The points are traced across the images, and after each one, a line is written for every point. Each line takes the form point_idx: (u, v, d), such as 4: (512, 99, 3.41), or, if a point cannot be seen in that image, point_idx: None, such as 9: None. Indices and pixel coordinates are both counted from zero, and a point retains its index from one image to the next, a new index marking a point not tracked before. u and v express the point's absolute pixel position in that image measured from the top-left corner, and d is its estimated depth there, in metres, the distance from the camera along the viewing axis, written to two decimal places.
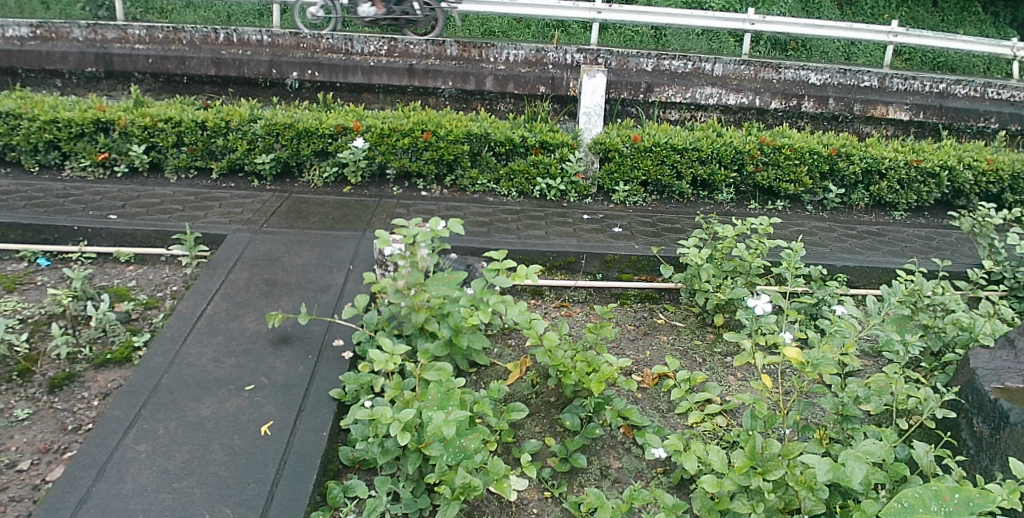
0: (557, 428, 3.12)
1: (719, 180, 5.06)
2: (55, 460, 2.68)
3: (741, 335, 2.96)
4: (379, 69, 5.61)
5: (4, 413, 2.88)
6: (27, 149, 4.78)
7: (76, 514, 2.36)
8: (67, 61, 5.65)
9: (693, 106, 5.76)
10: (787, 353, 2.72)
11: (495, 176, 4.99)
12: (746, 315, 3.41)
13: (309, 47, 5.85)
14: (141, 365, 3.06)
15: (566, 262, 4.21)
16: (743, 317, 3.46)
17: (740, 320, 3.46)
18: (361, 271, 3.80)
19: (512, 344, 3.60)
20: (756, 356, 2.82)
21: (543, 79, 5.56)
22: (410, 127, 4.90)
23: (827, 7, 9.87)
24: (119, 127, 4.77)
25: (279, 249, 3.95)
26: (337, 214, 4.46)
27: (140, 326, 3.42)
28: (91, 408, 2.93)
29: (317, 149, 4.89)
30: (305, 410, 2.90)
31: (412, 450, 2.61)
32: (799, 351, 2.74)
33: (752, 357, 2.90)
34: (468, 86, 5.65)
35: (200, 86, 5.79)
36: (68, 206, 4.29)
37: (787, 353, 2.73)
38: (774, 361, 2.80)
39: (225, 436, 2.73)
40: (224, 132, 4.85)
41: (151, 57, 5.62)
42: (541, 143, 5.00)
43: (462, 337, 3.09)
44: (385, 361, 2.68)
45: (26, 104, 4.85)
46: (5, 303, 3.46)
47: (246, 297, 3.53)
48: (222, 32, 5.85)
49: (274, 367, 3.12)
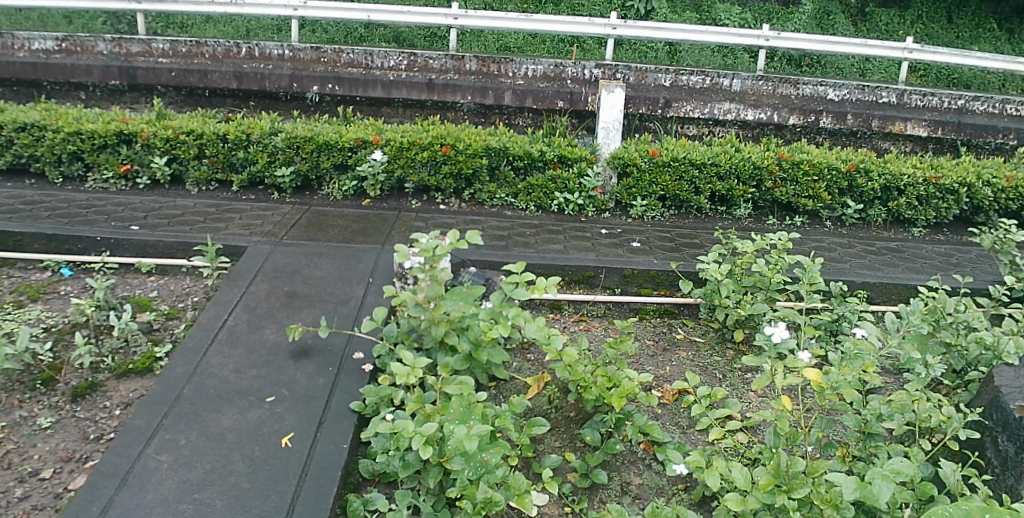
0: (577, 443, 3.12)
1: (737, 195, 5.05)
2: (77, 469, 2.69)
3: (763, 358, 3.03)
4: (399, 83, 5.64)
5: (27, 421, 2.90)
6: (52, 160, 4.83)
7: None
8: (91, 74, 5.72)
9: (711, 121, 5.76)
10: (808, 374, 2.76)
11: (514, 190, 4.98)
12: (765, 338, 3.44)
13: (330, 61, 5.94)
14: (163, 376, 3.08)
15: (585, 276, 4.21)
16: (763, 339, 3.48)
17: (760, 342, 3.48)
18: (381, 284, 3.80)
19: (532, 359, 3.61)
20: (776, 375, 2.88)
21: (561, 94, 5.56)
22: (429, 141, 4.89)
23: (841, 24, 9.92)
24: (142, 139, 4.80)
25: (299, 262, 3.96)
26: (355, 227, 4.45)
27: (161, 336, 3.43)
28: (113, 418, 2.95)
29: (337, 162, 4.89)
30: (326, 422, 2.90)
31: (433, 464, 2.61)
32: (819, 372, 2.79)
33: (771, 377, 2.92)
34: (487, 101, 5.66)
35: (221, 99, 5.82)
36: (91, 217, 4.32)
37: (806, 375, 2.78)
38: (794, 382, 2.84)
39: (246, 448, 2.74)
40: (245, 144, 4.86)
41: (174, 71, 5.67)
42: (559, 157, 4.97)
43: (482, 351, 3.09)
44: (406, 373, 2.73)
45: (51, 116, 4.92)
46: (29, 312, 3.48)
47: (267, 309, 3.54)
48: (243, 46, 5.91)
49: (294, 379, 3.12)
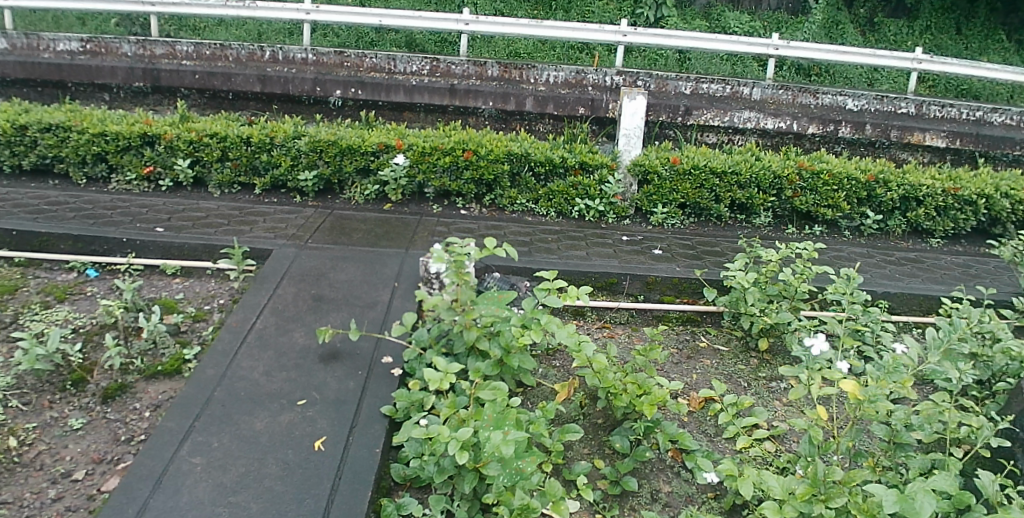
0: (606, 450, 3.13)
1: (757, 204, 5.07)
2: (109, 471, 2.68)
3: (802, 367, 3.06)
4: (422, 88, 5.65)
5: (58, 423, 2.90)
6: (75, 161, 4.84)
7: None
8: (116, 75, 5.73)
9: (731, 129, 5.79)
10: (844, 387, 2.78)
11: (534, 196, 4.99)
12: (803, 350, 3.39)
13: (353, 65, 5.98)
14: (193, 378, 3.08)
15: (608, 283, 4.22)
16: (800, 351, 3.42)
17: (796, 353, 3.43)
18: (407, 288, 3.80)
19: (557, 365, 3.61)
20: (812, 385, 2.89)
21: (583, 101, 5.57)
22: (452, 146, 4.91)
23: (850, 34, 9.99)
24: (165, 141, 4.81)
25: (325, 265, 3.96)
26: (379, 231, 4.46)
27: (189, 338, 3.43)
28: (143, 419, 2.94)
29: (359, 166, 4.89)
30: (358, 426, 2.90)
31: (468, 470, 2.59)
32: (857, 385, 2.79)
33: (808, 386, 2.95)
34: (509, 107, 5.68)
35: (244, 102, 5.83)
36: (116, 218, 4.32)
37: (843, 387, 2.79)
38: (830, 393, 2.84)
39: (279, 451, 2.73)
40: (268, 147, 4.87)
41: (197, 73, 5.68)
42: (580, 164, 4.99)
43: (513, 357, 3.09)
44: (439, 379, 2.72)
45: (76, 118, 4.93)
46: (57, 313, 3.48)
47: (295, 312, 3.54)
48: (267, 50, 5.94)
49: (325, 383, 3.12)
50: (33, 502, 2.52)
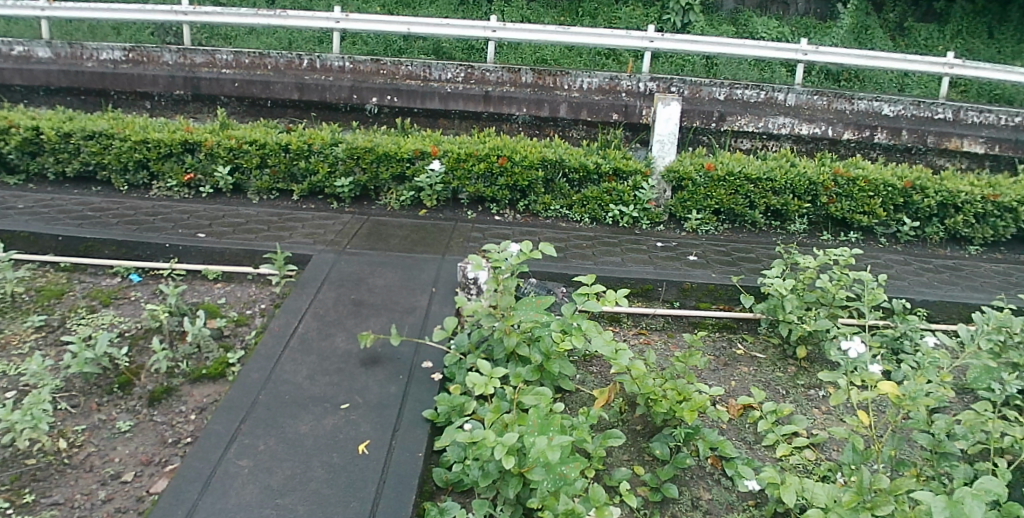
0: (645, 457, 3.13)
1: (792, 211, 5.03)
2: (157, 472, 2.74)
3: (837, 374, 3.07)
4: (456, 96, 5.72)
5: (106, 425, 2.97)
6: (118, 168, 4.95)
7: None
8: (157, 84, 5.86)
9: (765, 135, 5.76)
10: (883, 387, 2.74)
11: (568, 202, 5.00)
12: (841, 355, 3.33)
13: (389, 74, 6.00)
14: (239, 381, 3.14)
15: (644, 289, 4.24)
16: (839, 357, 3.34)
17: (834, 359, 3.35)
18: (445, 293, 3.84)
19: (595, 371, 3.62)
20: (851, 392, 2.88)
21: (616, 107, 5.60)
22: (486, 152, 4.94)
23: (879, 39, 9.87)
24: (206, 149, 4.90)
25: (364, 271, 4.01)
26: (415, 237, 4.50)
27: (232, 342, 3.49)
28: (189, 422, 3.00)
29: (395, 173, 4.94)
30: (400, 430, 2.93)
31: (512, 474, 2.60)
32: (896, 385, 2.75)
33: (847, 395, 2.92)
34: (543, 113, 5.70)
35: (282, 110, 5.93)
36: (158, 224, 4.42)
37: (883, 388, 2.75)
38: (869, 397, 2.82)
39: (324, 454, 2.77)
40: (306, 154, 4.94)
41: (237, 82, 5.80)
42: (614, 170, 5.00)
43: (553, 363, 3.10)
44: (483, 384, 2.77)
45: (118, 125, 5.05)
46: (103, 318, 3.58)
47: (336, 317, 3.60)
48: (305, 58, 6.00)
49: (367, 387, 3.16)
50: (85, 503, 2.58)
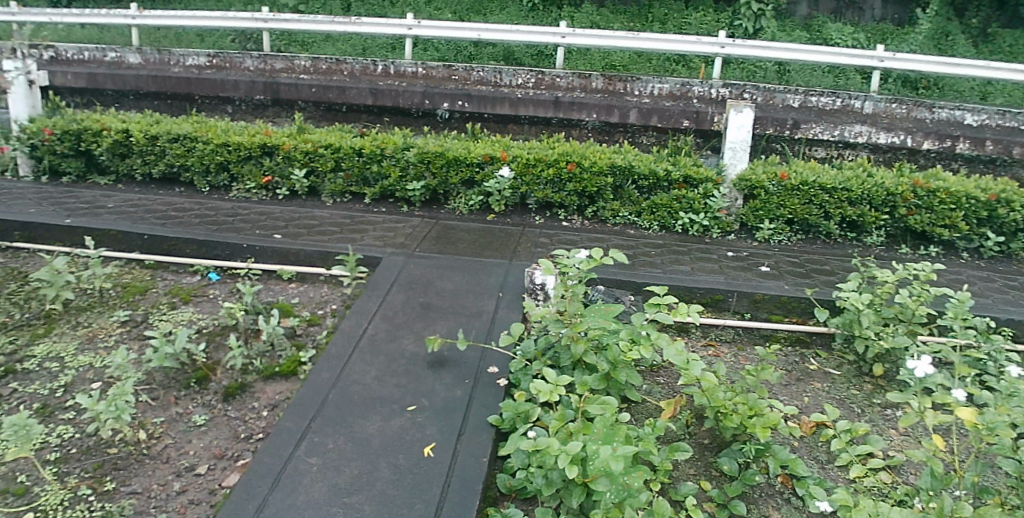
0: (712, 472, 3.03)
1: (869, 222, 4.80)
2: (229, 466, 2.83)
3: (909, 394, 2.95)
4: (527, 101, 5.71)
5: (183, 418, 3.10)
6: (201, 170, 5.19)
7: None
8: (239, 89, 6.11)
9: (841, 143, 5.53)
10: (962, 414, 2.60)
11: (637, 209, 4.93)
12: (911, 375, 3.27)
13: (461, 79, 6.16)
14: (310, 380, 3.22)
15: (714, 299, 4.10)
16: (907, 375, 3.30)
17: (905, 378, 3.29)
18: (512, 298, 3.84)
19: (663, 382, 3.54)
20: (926, 415, 2.77)
21: (688, 113, 5.46)
22: (555, 158, 4.92)
23: (959, 47, 9.27)
24: (284, 152, 5.07)
25: (432, 274, 4.06)
26: (483, 241, 4.53)
27: (304, 341, 3.58)
28: (261, 418, 3.10)
29: (464, 178, 4.98)
30: (465, 434, 2.94)
31: (576, 484, 2.57)
32: (975, 413, 2.61)
33: (922, 417, 2.79)
34: (612, 119, 5.64)
35: (357, 115, 6.07)
36: (237, 225, 4.60)
37: (960, 414, 2.62)
38: (945, 420, 2.69)
39: (390, 455, 2.80)
40: (378, 159, 5.05)
41: (315, 87, 5.97)
42: (684, 177, 4.90)
43: (620, 372, 3.02)
44: (549, 391, 2.73)
45: (202, 129, 5.28)
46: (182, 314, 3.74)
47: (404, 319, 3.65)
48: (380, 64, 6.24)
49: (433, 389, 3.19)
50: (160, 494, 2.69)
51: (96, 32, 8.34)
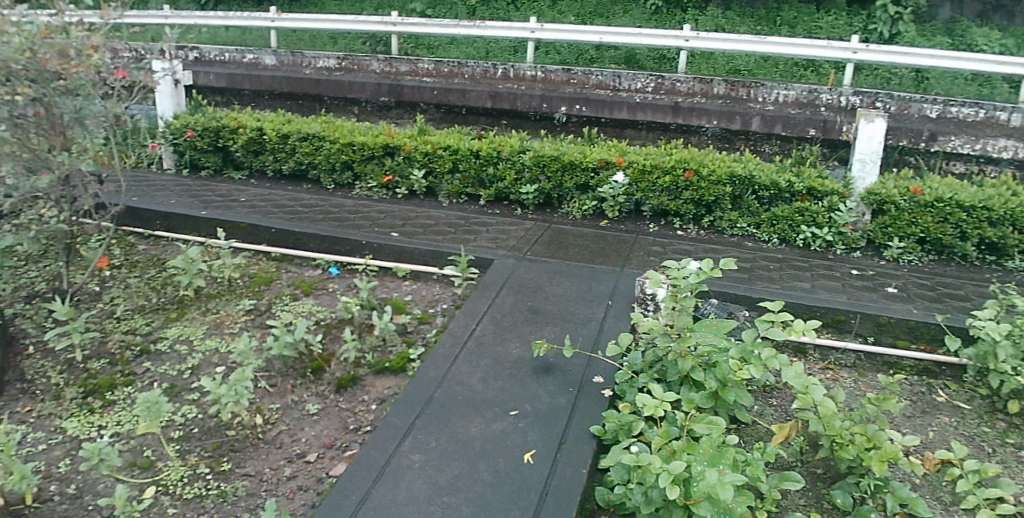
0: (824, 505, 2.81)
1: (1011, 245, 4.35)
2: (337, 456, 2.92)
3: None
4: (645, 106, 5.61)
5: (298, 406, 3.25)
6: (327, 168, 5.44)
7: (358, 511, 2.53)
8: (365, 91, 6.37)
9: (983, 159, 5.05)
10: None
11: (756, 221, 4.72)
12: None
13: (579, 83, 6.13)
14: (417, 377, 3.28)
15: (835, 320, 3.84)
16: None
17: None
18: (621, 307, 3.76)
19: (776, 404, 3.35)
20: None
21: (814, 122, 5.18)
22: (672, 165, 4.78)
23: None
24: (404, 152, 5.21)
25: (542, 278, 4.06)
26: (596, 248, 4.46)
27: (414, 338, 3.66)
28: (369, 412, 3.18)
29: (579, 183, 4.95)
30: (566, 443, 2.87)
31: (677, 506, 2.43)
32: None
33: None
34: (734, 126, 5.42)
35: (476, 117, 6.17)
36: (358, 222, 4.77)
37: None
38: None
39: (490, 459, 2.79)
40: (495, 161, 5.09)
41: (437, 89, 6.13)
42: (808, 189, 4.63)
43: (729, 391, 2.88)
44: (654, 406, 2.64)
45: (329, 128, 5.54)
46: (303, 305, 3.92)
47: (511, 322, 3.66)
48: (501, 68, 6.34)
49: (536, 396, 3.16)
50: (273, 477, 2.81)
51: (240, 35, 8.97)
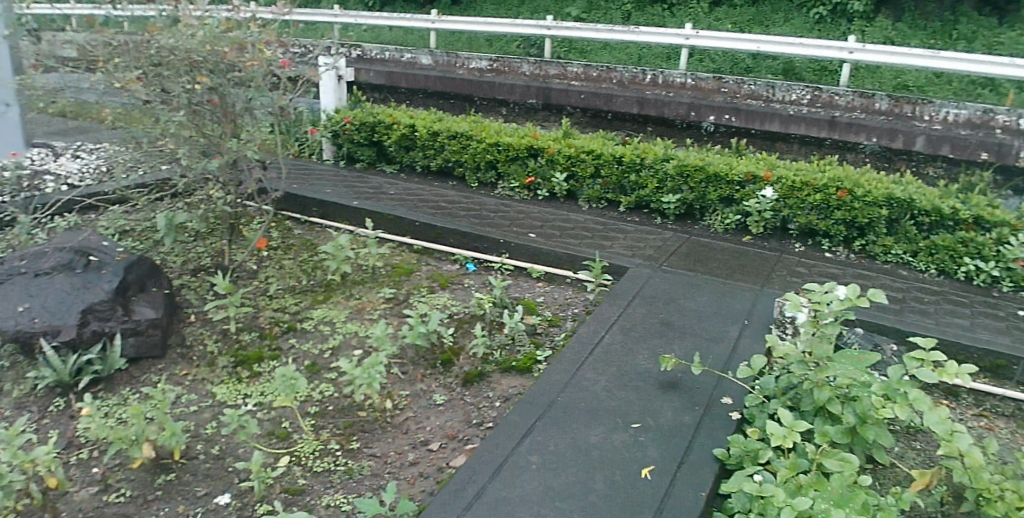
0: None
1: None
2: (459, 448, 2.96)
3: None
4: (798, 118, 5.39)
5: (425, 395, 3.34)
6: (472, 166, 5.60)
7: (472, 503, 2.51)
8: (514, 92, 6.51)
9: None
10: None
11: (912, 248, 4.37)
12: None
13: (730, 92, 6.04)
14: (542, 380, 3.28)
15: (994, 364, 3.48)
16: None
17: None
18: (758, 327, 3.60)
19: (919, 448, 3.07)
20: None
21: (987, 144, 4.73)
22: (825, 183, 4.53)
23: None
24: (547, 155, 5.28)
25: (677, 291, 3.98)
26: (736, 264, 4.31)
27: (543, 340, 3.68)
28: (493, 408, 3.21)
29: (723, 195, 4.81)
30: (687, 463, 2.73)
31: None
32: None
33: None
34: (896, 144, 5.07)
35: (621, 123, 6.15)
36: (498, 221, 4.86)
37: None
38: None
39: (608, 469, 2.70)
40: (637, 168, 5.03)
41: (584, 94, 6.16)
42: (976, 217, 4.24)
43: (869, 428, 2.67)
44: (783, 436, 2.53)
45: (477, 127, 5.71)
46: (439, 298, 4.04)
47: (642, 333, 3.59)
48: (650, 73, 6.32)
49: (660, 412, 3.05)
50: (397, 461, 2.89)
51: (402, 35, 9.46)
